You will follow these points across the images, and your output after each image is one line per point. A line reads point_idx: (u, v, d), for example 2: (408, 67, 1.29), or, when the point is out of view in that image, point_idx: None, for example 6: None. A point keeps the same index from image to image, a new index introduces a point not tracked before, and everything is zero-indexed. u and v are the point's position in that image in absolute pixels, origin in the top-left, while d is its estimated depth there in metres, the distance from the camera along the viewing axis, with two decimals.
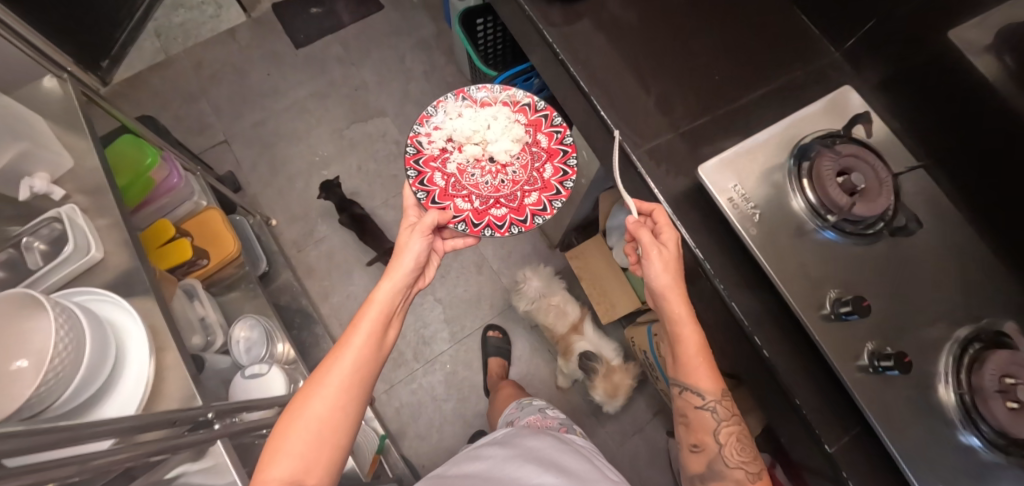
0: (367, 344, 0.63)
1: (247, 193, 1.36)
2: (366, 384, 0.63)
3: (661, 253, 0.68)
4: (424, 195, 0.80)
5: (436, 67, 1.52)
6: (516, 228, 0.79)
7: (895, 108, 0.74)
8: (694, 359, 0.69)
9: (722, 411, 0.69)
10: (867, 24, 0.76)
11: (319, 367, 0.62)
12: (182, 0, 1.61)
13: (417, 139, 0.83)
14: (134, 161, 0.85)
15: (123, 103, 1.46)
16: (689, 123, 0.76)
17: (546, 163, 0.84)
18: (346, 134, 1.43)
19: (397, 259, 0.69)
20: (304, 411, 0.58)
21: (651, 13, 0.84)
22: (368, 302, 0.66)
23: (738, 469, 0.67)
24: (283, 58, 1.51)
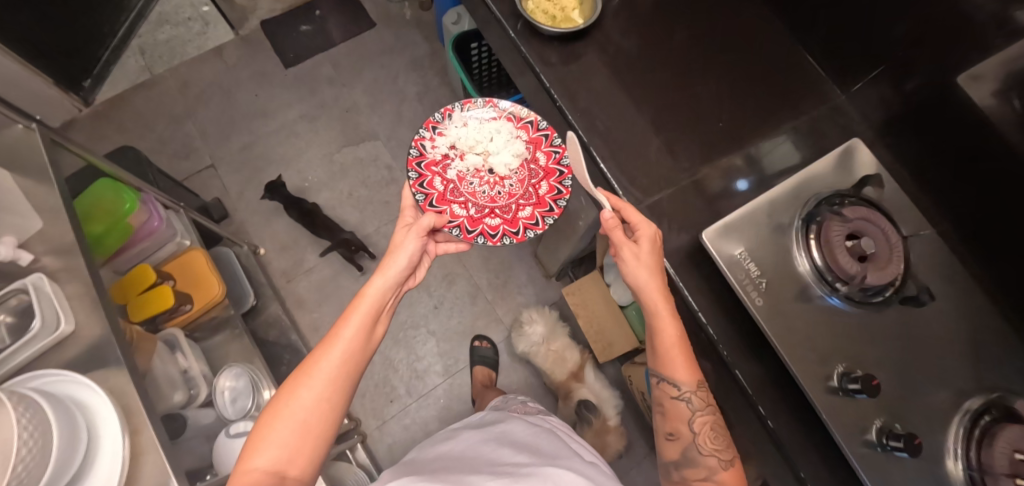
0: (358, 337, 0.60)
1: (235, 220, 1.32)
2: (353, 379, 0.60)
3: (636, 252, 0.64)
4: (424, 196, 0.76)
5: (429, 88, 1.49)
6: (508, 239, 0.75)
7: (908, 158, 0.73)
8: (669, 350, 0.63)
9: (700, 401, 0.64)
10: (876, 70, 0.74)
11: (308, 359, 0.59)
12: (168, 16, 1.57)
13: (422, 140, 0.80)
14: (109, 207, 0.81)
15: (106, 125, 1.42)
16: (691, 176, 0.74)
17: (543, 181, 0.79)
18: (337, 159, 1.39)
19: (391, 257, 0.66)
20: (291, 401, 0.55)
21: (651, 54, 0.81)
22: (360, 296, 0.63)
23: (711, 457, 0.62)
24: (271, 78, 1.47)
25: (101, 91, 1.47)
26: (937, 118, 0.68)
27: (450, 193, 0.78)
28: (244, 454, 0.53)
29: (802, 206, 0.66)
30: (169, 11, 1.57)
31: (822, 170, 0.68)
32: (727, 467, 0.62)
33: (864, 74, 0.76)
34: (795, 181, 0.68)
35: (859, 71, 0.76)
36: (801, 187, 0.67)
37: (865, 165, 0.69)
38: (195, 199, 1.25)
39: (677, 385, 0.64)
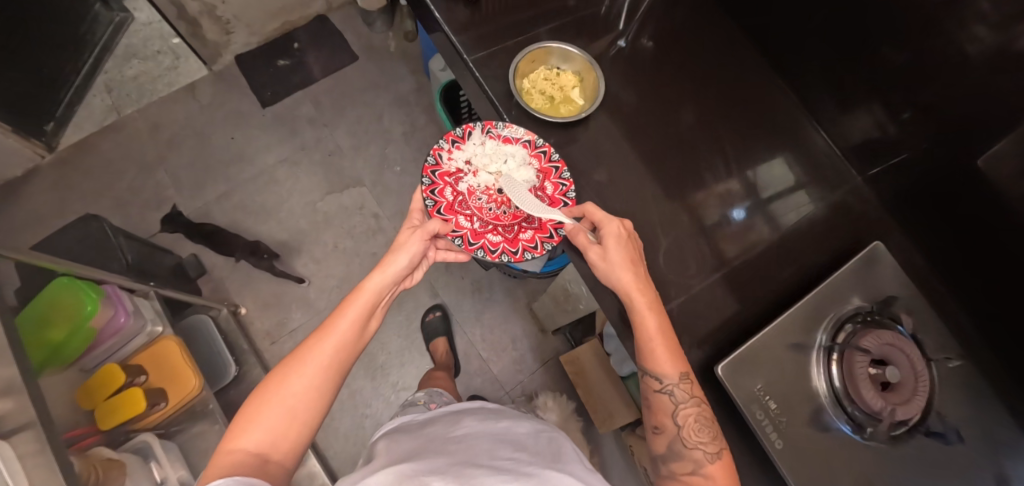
0: (352, 329, 0.61)
1: (214, 277, 1.25)
2: (344, 370, 0.60)
3: (603, 253, 0.66)
4: (432, 204, 0.74)
5: (416, 127, 1.41)
6: (505, 258, 0.72)
7: (931, 245, 0.76)
8: (650, 342, 0.61)
9: (685, 392, 0.61)
10: (898, 156, 0.77)
11: (296, 351, 0.58)
12: (136, 50, 1.47)
13: (440, 148, 0.77)
14: (75, 308, 0.75)
15: (72, 172, 1.32)
16: (700, 282, 0.74)
17: (547, 208, 0.75)
18: (321, 208, 1.32)
19: (393, 255, 0.65)
20: (280, 390, 0.55)
21: (657, 145, 0.85)
22: (357, 291, 0.63)
23: (696, 450, 0.59)
24: (248, 119, 1.39)
25: (65, 134, 1.36)
26: (955, 196, 0.71)
27: (458, 204, 0.75)
28: (227, 438, 0.53)
29: (826, 323, 0.63)
30: (137, 44, 1.47)
31: (842, 287, 0.65)
32: (714, 460, 0.58)
33: (883, 161, 0.80)
34: (816, 297, 0.64)
35: (873, 153, 0.81)
36: (818, 303, 0.63)
37: (885, 275, 0.66)
38: (169, 257, 1.18)
39: (660, 377, 0.61)
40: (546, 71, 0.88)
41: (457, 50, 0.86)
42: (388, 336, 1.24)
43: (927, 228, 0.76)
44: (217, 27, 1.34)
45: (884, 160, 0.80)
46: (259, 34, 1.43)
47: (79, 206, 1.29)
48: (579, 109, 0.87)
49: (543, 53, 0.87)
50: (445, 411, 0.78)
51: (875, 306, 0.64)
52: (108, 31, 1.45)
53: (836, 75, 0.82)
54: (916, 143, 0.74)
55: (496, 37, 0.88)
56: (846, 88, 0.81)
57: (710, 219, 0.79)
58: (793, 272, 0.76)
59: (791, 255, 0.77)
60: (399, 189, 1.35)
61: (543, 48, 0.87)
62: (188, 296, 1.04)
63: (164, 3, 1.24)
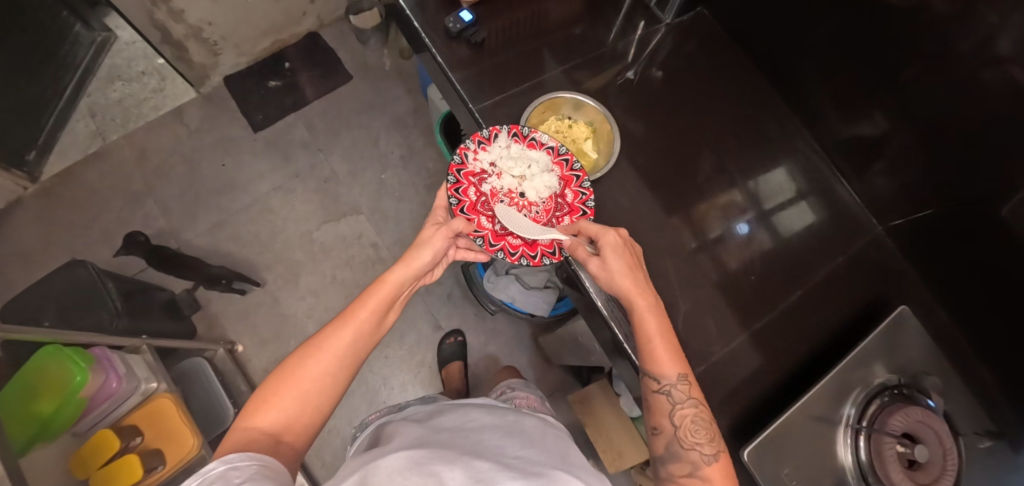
0: (370, 319, 0.63)
1: (209, 312, 1.21)
2: (359, 359, 0.62)
3: (603, 264, 0.65)
4: (457, 202, 0.74)
5: (414, 150, 1.37)
6: (523, 262, 0.71)
7: (955, 302, 0.75)
8: (649, 343, 0.61)
9: (684, 392, 0.60)
10: (924, 212, 0.77)
11: (319, 335, 0.61)
12: (120, 71, 1.41)
13: (466, 148, 0.77)
14: (60, 380, 0.72)
15: (56, 204, 1.27)
16: (721, 349, 0.74)
17: (567, 215, 0.75)
18: (318, 238, 1.28)
19: (416, 250, 0.67)
20: (298, 370, 0.57)
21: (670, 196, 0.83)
22: (380, 282, 0.65)
23: (692, 451, 0.58)
24: (240, 145, 1.33)
25: (48, 162, 1.30)
26: (969, 235, 0.70)
27: (481, 204, 0.75)
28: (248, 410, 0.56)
29: (858, 391, 0.62)
30: (120, 64, 1.41)
31: (869, 356, 0.63)
32: (711, 462, 0.57)
33: (907, 213, 0.80)
34: (843, 368, 0.62)
35: (874, 157, 0.81)
36: (845, 375, 0.62)
37: (911, 342, 0.64)
38: (161, 293, 1.13)
39: (658, 378, 0.61)
40: (558, 120, 0.83)
41: (462, 98, 0.82)
42: (390, 369, 1.21)
43: (943, 268, 0.76)
44: (204, 49, 1.29)
45: (885, 165, 0.80)
46: (248, 54, 1.38)
47: (64, 240, 1.24)
48: (593, 162, 0.83)
49: (553, 104, 0.84)
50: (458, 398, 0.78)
51: (902, 379, 0.62)
52: (90, 52, 1.39)
53: (833, 83, 0.82)
54: (944, 201, 0.73)
55: (502, 80, 0.84)
56: (840, 94, 0.82)
57: (711, 232, 0.81)
58: (808, 331, 0.75)
59: (804, 311, 0.77)
60: (397, 217, 1.31)
61: (554, 99, 0.84)
62: (180, 343, 1.01)
63: (147, 27, 1.18)
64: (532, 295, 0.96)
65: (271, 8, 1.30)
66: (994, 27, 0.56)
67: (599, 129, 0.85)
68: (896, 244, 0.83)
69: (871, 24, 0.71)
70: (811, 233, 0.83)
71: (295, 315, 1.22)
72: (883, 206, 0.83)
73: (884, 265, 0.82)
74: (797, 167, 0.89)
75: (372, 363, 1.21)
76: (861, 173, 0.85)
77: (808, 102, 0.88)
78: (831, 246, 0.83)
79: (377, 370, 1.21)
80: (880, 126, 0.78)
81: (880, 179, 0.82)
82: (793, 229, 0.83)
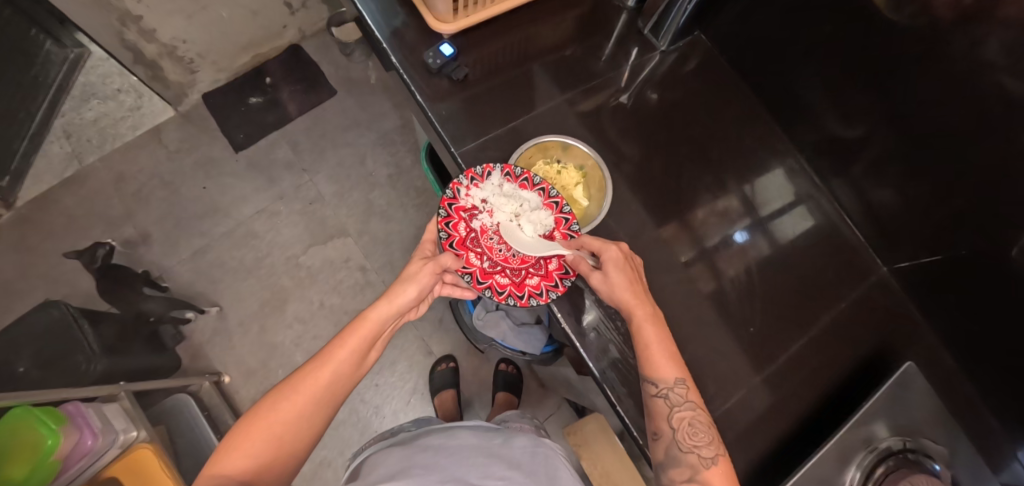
0: (349, 361, 0.58)
1: (193, 343, 1.18)
2: (334, 401, 0.57)
3: (605, 278, 0.65)
4: (445, 236, 0.68)
5: (402, 168, 1.33)
6: (510, 302, 0.67)
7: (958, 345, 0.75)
8: (647, 349, 0.62)
9: (682, 396, 0.60)
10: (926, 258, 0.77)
11: (291, 376, 0.56)
12: (96, 87, 1.34)
13: (459, 182, 0.71)
14: (32, 444, 0.69)
15: (32, 232, 1.22)
16: (720, 403, 0.74)
17: (555, 256, 0.69)
18: (304, 262, 1.24)
19: (402, 286, 0.62)
20: (267, 415, 0.53)
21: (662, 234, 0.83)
22: (360, 319, 0.60)
23: (691, 454, 0.58)
24: (221, 167, 1.29)
25: (22, 188, 1.25)
26: (968, 277, 0.71)
27: (470, 240, 0.69)
28: (214, 459, 0.51)
29: (863, 453, 0.59)
30: (95, 82, 1.34)
31: (869, 415, 0.61)
32: (711, 465, 0.57)
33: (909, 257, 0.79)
34: (842, 435, 0.59)
35: (851, 159, 0.82)
36: (845, 442, 0.59)
37: (916, 402, 0.61)
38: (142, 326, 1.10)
39: (657, 382, 0.61)
40: (546, 165, 0.79)
41: (445, 143, 0.78)
42: (382, 397, 1.19)
43: (947, 317, 0.76)
44: (180, 67, 1.23)
45: (863, 170, 0.81)
46: (227, 70, 1.33)
47: (41, 271, 1.19)
48: (583, 210, 0.78)
49: (541, 148, 0.80)
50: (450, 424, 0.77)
51: (906, 442, 0.59)
52: (62, 69, 1.32)
53: (839, 104, 0.79)
54: (954, 251, 0.72)
55: (485, 120, 0.81)
56: (816, 99, 0.82)
57: (710, 239, 0.84)
58: (803, 379, 0.76)
59: (801, 363, 0.77)
60: (386, 239, 1.27)
61: (542, 142, 0.79)
62: (162, 383, 1.00)
63: (117, 46, 1.13)
64: (520, 334, 0.94)
65: (249, 23, 1.25)
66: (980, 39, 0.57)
67: (590, 174, 0.81)
68: (902, 288, 0.82)
69: (863, 29, 0.69)
70: (804, 278, 0.83)
71: (284, 344, 1.19)
72: (888, 249, 0.82)
73: (892, 310, 0.81)
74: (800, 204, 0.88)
75: (364, 391, 1.19)
76: (840, 176, 0.85)
77: (790, 108, 0.87)
78: (835, 290, 0.82)
79: (368, 398, 1.18)
80: (859, 128, 0.78)
81: (858, 185, 0.83)
82: (785, 243, 0.85)
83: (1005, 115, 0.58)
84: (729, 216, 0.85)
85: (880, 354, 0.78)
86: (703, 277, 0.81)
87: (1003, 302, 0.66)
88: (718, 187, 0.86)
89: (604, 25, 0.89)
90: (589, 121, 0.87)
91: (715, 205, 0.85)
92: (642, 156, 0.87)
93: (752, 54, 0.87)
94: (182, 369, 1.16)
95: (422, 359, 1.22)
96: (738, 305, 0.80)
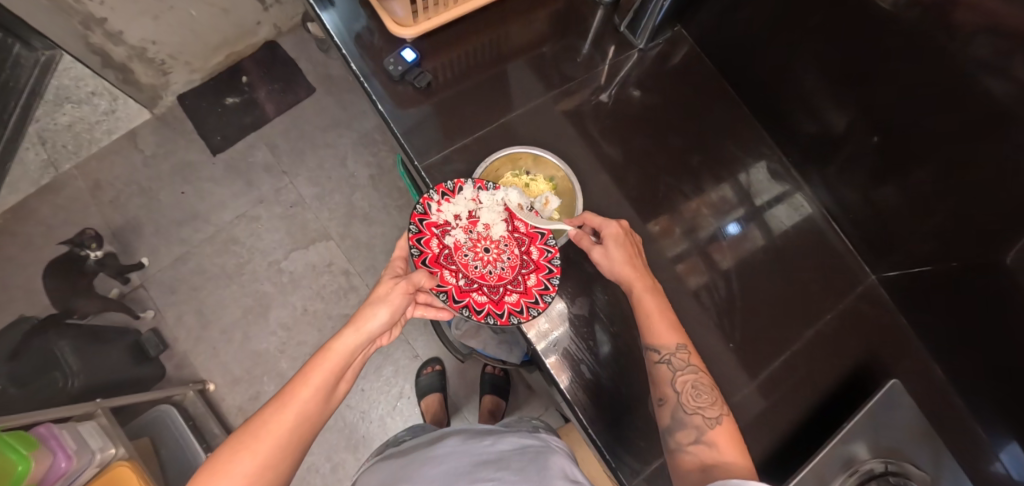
0: (316, 399, 0.49)
1: (176, 351, 1.17)
2: (302, 444, 0.49)
3: (604, 253, 0.65)
4: (418, 253, 0.64)
5: (384, 169, 1.30)
6: (490, 321, 0.64)
7: (949, 358, 0.74)
8: (648, 317, 0.61)
9: (684, 360, 0.58)
10: (922, 268, 0.74)
11: (247, 423, 0.47)
12: (66, 87, 1.24)
13: (429, 197, 0.67)
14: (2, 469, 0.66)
15: (11, 244, 1.20)
16: None
17: (532, 272, 0.67)
18: (286, 267, 1.22)
19: (371, 309, 0.54)
20: (223, 471, 0.43)
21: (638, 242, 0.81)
22: (324, 352, 0.52)
23: (696, 415, 0.55)
24: (199, 171, 1.26)
25: None
26: (963, 285, 0.68)
27: (444, 256, 0.66)
28: None
29: (845, 474, 0.56)
30: (68, 85, 1.23)
31: (850, 435, 0.58)
32: (717, 424, 0.54)
33: (901, 267, 0.78)
34: (821, 458, 0.57)
35: (829, 156, 0.80)
36: (825, 466, 0.56)
37: (900, 421, 0.59)
38: (124, 336, 1.09)
39: (660, 348, 0.59)
40: (514, 176, 0.76)
41: (407, 154, 0.77)
42: (368, 403, 1.18)
43: (936, 322, 0.74)
44: (151, 69, 1.19)
45: (841, 165, 0.79)
46: (200, 71, 1.29)
47: (21, 282, 1.17)
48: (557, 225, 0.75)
49: (510, 158, 0.76)
50: (436, 432, 0.71)
51: (889, 464, 0.56)
52: (34, 73, 1.22)
53: (828, 100, 0.74)
54: (946, 262, 0.70)
55: (454, 130, 0.79)
56: (804, 93, 0.78)
57: (687, 244, 0.82)
58: (782, 395, 0.75)
59: (782, 377, 0.76)
60: (368, 242, 1.25)
61: (513, 153, 0.76)
62: (137, 396, 0.98)
63: (84, 52, 1.09)
64: (501, 342, 0.92)
65: (220, 21, 1.20)
66: (965, 41, 0.53)
67: (560, 186, 0.77)
68: (892, 298, 0.80)
69: (847, 20, 0.65)
70: (786, 288, 0.81)
71: (267, 350, 1.18)
72: (876, 257, 0.81)
73: (879, 325, 0.79)
74: (785, 211, 0.86)
75: (350, 396, 1.18)
76: (820, 174, 0.83)
77: (769, 105, 0.84)
78: (820, 303, 0.80)
79: (354, 403, 1.17)
80: (844, 120, 0.74)
81: (839, 185, 0.81)
82: (765, 244, 0.83)
83: (987, 116, 0.56)
84: (706, 222, 0.83)
85: (866, 368, 0.77)
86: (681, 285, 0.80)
87: (1003, 309, 0.63)
88: (697, 193, 0.84)
89: (578, 25, 0.86)
90: (562, 124, 0.84)
91: (694, 211, 0.84)
92: (619, 159, 0.84)
93: (731, 47, 0.84)
94: (167, 378, 1.15)
95: (408, 363, 1.21)
96: (716, 315, 0.79)
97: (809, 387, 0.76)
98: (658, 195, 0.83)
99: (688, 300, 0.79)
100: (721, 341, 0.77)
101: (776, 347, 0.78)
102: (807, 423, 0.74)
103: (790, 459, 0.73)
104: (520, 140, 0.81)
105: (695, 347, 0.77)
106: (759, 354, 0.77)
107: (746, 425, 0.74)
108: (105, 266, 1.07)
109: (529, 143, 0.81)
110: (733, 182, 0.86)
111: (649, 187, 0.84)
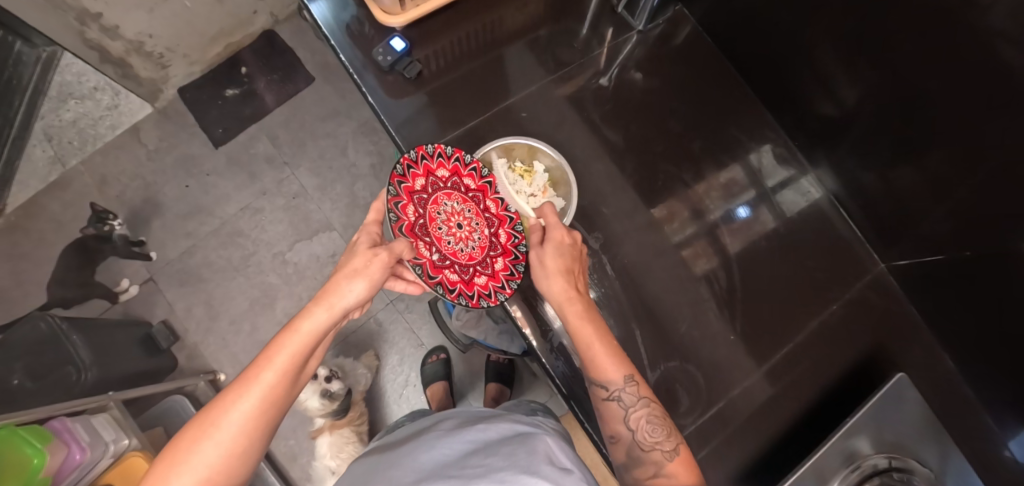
0: (281, 383, 0.48)
1: (187, 342, 1.20)
2: (268, 428, 0.48)
3: (540, 258, 0.61)
4: (396, 219, 0.64)
5: (384, 158, 1.29)
6: (461, 301, 0.65)
7: (959, 350, 0.73)
8: (590, 349, 0.57)
9: (634, 394, 0.56)
10: (934, 257, 0.71)
11: (207, 408, 0.45)
12: (70, 84, 1.24)
13: (408, 159, 0.66)
14: (17, 464, 0.67)
15: (24, 240, 1.22)
16: (693, 420, 0.71)
17: (500, 257, 0.69)
18: (290, 259, 1.23)
19: (337, 288, 0.53)
20: (186, 462, 0.42)
21: (638, 230, 0.79)
22: (289, 331, 0.50)
23: (655, 451, 0.54)
24: (201, 165, 1.27)
25: None
26: (975, 273, 0.65)
27: (419, 227, 0.66)
28: None
29: (846, 470, 0.55)
30: (70, 81, 1.24)
31: (853, 429, 0.56)
32: (673, 459, 0.54)
33: (915, 257, 0.75)
34: (823, 455, 0.55)
35: (839, 137, 0.77)
36: (826, 462, 0.55)
37: (905, 414, 0.57)
38: (136, 328, 1.11)
39: (607, 384, 0.57)
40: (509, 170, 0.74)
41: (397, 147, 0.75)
42: (375, 390, 1.21)
43: (945, 312, 0.72)
44: (150, 63, 1.18)
45: (853, 149, 0.75)
46: (199, 63, 1.28)
47: (38, 278, 1.20)
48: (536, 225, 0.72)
49: (505, 149, 0.74)
50: (430, 417, 0.71)
51: (893, 459, 0.54)
52: (35, 70, 1.21)
53: (836, 79, 0.71)
54: (959, 250, 0.67)
55: (446, 122, 0.77)
56: (817, 70, 0.73)
57: (686, 232, 0.80)
58: (784, 387, 0.74)
59: (785, 370, 0.75)
60: None
61: (506, 144, 0.73)
62: (149, 389, 1.00)
63: (81, 47, 1.08)
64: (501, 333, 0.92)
65: (216, 12, 1.18)
66: (985, 8, 0.48)
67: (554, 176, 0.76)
68: (902, 287, 0.79)
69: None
70: (791, 276, 0.79)
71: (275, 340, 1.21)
72: (885, 244, 0.79)
73: (887, 312, 0.78)
74: (789, 198, 0.83)
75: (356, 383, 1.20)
76: (829, 156, 0.80)
77: (778, 84, 0.81)
78: (824, 293, 0.78)
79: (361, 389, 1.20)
80: (853, 100, 0.71)
81: (851, 167, 0.78)
82: (769, 225, 0.81)
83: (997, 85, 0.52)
84: (705, 208, 0.81)
85: (871, 358, 0.75)
86: (679, 275, 0.78)
87: (1014, 305, 0.60)
88: (697, 181, 0.82)
89: (576, 7, 0.83)
90: (559, 110, 0.81)
91: (695, 197, 0.81)
92: (618, 145, 0.82)
93: (736, 24, 0.81)
94: (179, 368, 1.18)
95: (412, 350, 1.23)
96: (717, 306, 0.77)
97: (813, 377, 0.74)
98: (657, 183, 0.81)
99: (688, 289, 0.78)
100: (723, 331, 0.76)
101: (780, 338, 0.76)
102: (810, 414, 0.73)
103: (794, 450, 0.71)
104: (517, 129, 0.79)
105: (695, 338, 0.76)
106: (762, 345, 0.76)
107: (748, 415, 0.72)
108: (116, 243, 1.12)
109: (524, 131, 0.79)
110: (737, 165, 0.83)
111: (650, 175, 0.81)
